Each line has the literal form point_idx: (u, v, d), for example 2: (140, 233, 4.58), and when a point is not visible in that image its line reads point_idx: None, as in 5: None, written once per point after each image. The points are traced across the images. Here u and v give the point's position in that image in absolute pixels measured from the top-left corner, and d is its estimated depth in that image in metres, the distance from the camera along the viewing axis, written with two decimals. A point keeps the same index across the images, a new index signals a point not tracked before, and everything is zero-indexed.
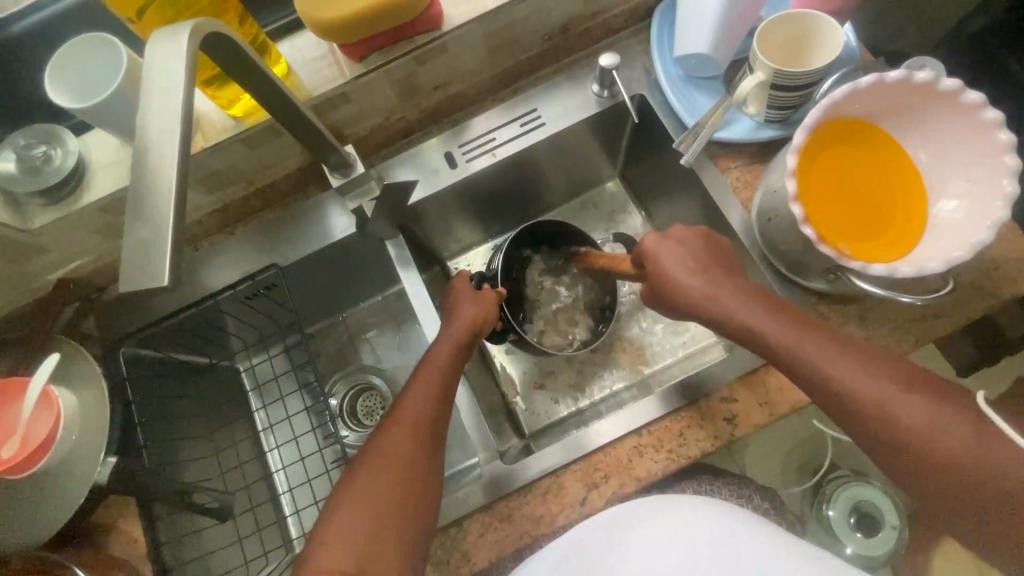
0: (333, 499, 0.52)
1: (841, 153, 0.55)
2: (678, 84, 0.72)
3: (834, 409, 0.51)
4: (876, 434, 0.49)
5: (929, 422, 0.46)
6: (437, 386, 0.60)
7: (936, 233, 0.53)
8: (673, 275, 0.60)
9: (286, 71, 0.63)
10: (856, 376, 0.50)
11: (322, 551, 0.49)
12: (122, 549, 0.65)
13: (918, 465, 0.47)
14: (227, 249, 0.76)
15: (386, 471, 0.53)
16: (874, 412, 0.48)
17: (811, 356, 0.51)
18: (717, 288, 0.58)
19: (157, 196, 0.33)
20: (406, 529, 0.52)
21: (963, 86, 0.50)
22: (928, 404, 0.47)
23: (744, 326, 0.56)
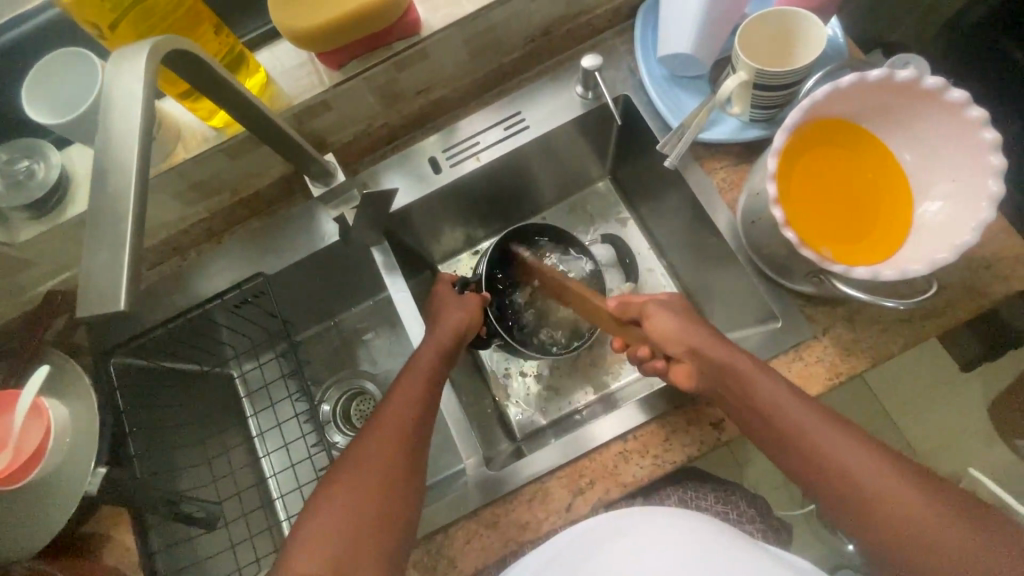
0: (313, 504, 0.52)
1: (822, 156, 0.54)
2: (662, 84, 0.71)
3: (792, 459, 0.51)
4: (829, 486, 0.49)
5: (881, 483, 0.47)
6: (420, 392, 0.60)
7: (921, 235, 0.52)
8: (658, 317, 0.63)
9: (264, 81, 0.63)
10: (814, 422, 0.51)
11: (299, 554, 0.49)
12: (115, 559, 0.67)
13: (862, 518, 0.47)
14: (215, 258, 0.76)
15: (367, 476, 0.53)
16: (830, 466, 0.49)
17: (775, 397, 0.53)
18: (699, 333, 0.60)
19: (117, 220, 0.33)
20: (387, 536, 0.52)
21: (947, 84, 0.48)
22: (887, 466, 0.47)
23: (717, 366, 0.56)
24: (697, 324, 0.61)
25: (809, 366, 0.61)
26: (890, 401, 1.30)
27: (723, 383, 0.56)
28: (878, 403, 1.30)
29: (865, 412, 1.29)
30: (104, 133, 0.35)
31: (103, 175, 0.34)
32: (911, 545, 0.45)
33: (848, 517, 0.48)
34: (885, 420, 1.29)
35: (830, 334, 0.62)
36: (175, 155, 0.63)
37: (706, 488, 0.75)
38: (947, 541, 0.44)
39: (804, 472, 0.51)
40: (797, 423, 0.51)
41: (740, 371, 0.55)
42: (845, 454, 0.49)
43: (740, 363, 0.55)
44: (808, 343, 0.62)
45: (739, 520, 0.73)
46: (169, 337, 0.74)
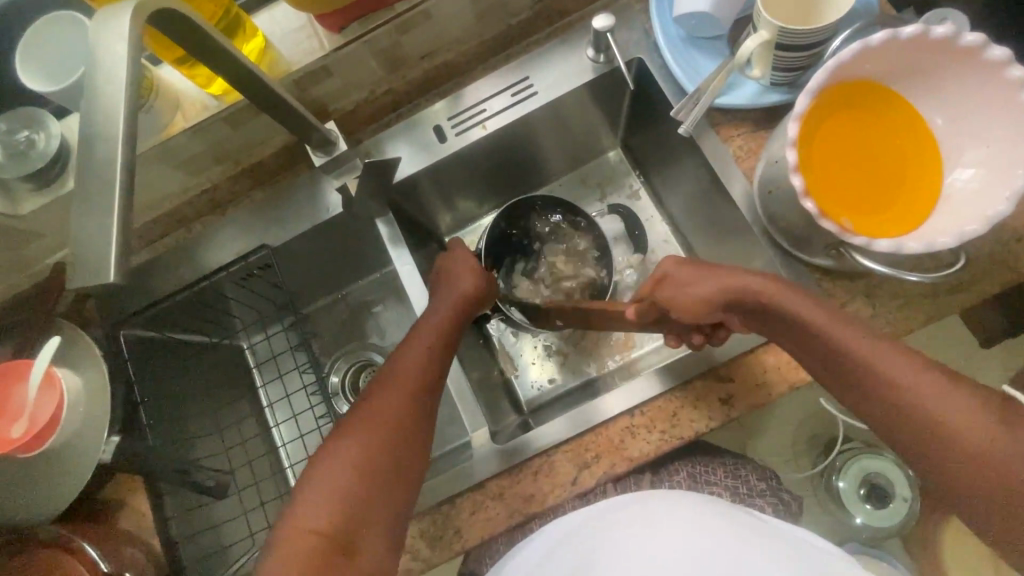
0: (317, 459, 0.51)
1: (849, 120, 0.51)
2: (678, 46, 0.67)
3: (807, 349, 0.50)
4: (912, 427, 0.45)
5: (898, 370, 0.46)
6: (432, 354, 0.60)
7: (950, 205, 0.49)
8: (677, 293, 0.58)
9: (263, 44, 0.61)
10: (873, 349, 0.47)
11: (302, 508, 0.49)
12: (132, 523, 0.69)
13: (930, 442, 0.45)
14: (220, 230, 0.75)
15: (376, 433, 0.53)
16: (893, 390, 0.46)
17: (828, 327, 0.48)
18: (727, 280, 0.54)
19: (103, 188, 0.32)
20: (394, 497, 0.52)
21: (987, 41, 0.45)
22: (957, 392, 0.45)
23: (773, 300, 0.51)
24: (729, 275, 0.55)
25: None
26: None
27: (749, 311, 0.54)
28: None
29: None
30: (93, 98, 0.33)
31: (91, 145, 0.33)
32: (923, 430, 0.45)
33: (896, 427, 0.47)
34: None
35: (847, 308, 0.60)
36: (174, 125, 0.63)
37: (718, 463, 0.74)
38: (963, 428, 0.44)
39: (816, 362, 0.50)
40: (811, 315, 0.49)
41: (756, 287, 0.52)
42: (859, 347, 0.47)
43: (761, 284, 0.52)
44: None
45: (750, 494, 0.73)
46: (179, 309, 0.75)
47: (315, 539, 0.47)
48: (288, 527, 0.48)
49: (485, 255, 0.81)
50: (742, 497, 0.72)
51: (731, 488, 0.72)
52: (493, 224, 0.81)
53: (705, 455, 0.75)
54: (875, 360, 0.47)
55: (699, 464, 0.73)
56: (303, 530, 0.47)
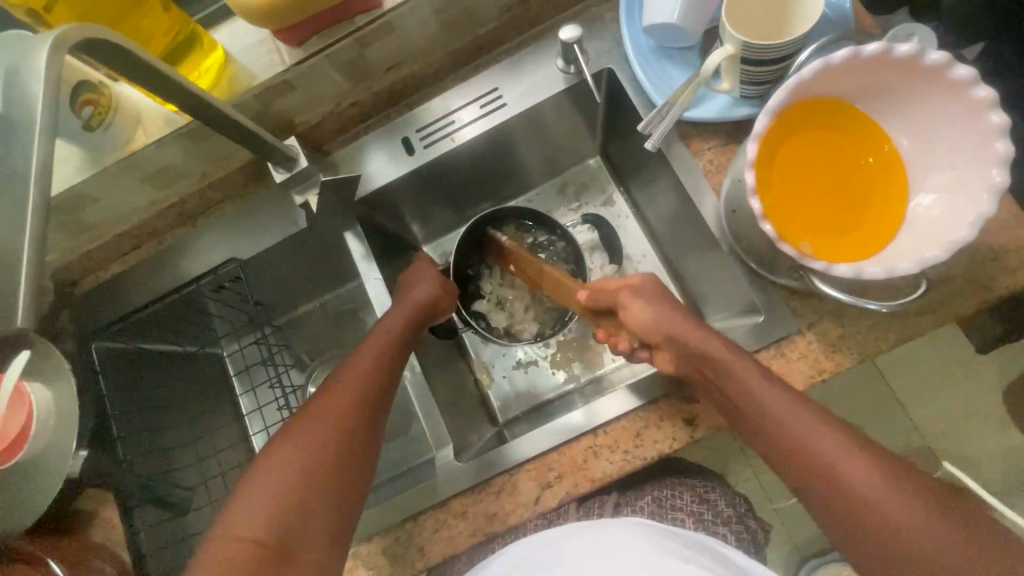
0: (258, 464, 0.51)
1: (811, 139, 0.49)
2: (648, 56, 0.66)
3: (759, 440, 0.50)
4: (821, 493, 0.46)
5: (839, 457, 0.45)
6: (383, 361, 0.60)
7: (913, 229, 0.47)
8: (629, 304, 0.61)
9: (224, 59, 0.60)
10: (789, 414, 0.48)
11: (238, 516, 0.48)
12: (102, 536, 0.67)
13: (839, 509, 0.45)
14: (190, 242, 0.75)
15: (319, 440, 0.52)
16: (807, 455, 0.46)
17: (752, 386, 0.50)
18: (673, 316, 0.57)
19: (16, 230, 0.31)
20: (336, 504, 0.51)
21: (952, 59, 0.43)
22: (867, 460, 0.45)
23: (706, 350, 0.53)
24: (673, 311, 0.58)
25: (791, 362, 0.58)
26: (900, 383, 1.25)
27: (692, 358, 0.55)
28: (888, 385, 1.25)
29: (874, 393, 1.24)
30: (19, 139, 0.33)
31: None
32: (855, 515, 0.44)
33: (812, 494, 0.46)
34: (893, 403, 1.24)
35: (815, 329, 0.59)
36: (136, 142, 0.62)
37: (685, 487, 0.74)
38: (870, 498, 0.43)
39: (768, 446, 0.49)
40: (761, 397, 0.50)
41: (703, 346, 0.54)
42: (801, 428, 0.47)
43: (708, 344, 0.54)
44: (791, 338, 0.59)
45: (715, 520, 0.73)
46: (151, 322, 0.75)
47: (248, 546, 0.46)
48: (222, 534, 0.47)
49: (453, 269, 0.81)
50: (706, 523, 0.72)
51: (697, 515, 0.72)
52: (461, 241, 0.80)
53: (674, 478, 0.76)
54: (789, 422, 0.48)
55: (666, 487, 0.74)
56: (237, 536, 0.47)
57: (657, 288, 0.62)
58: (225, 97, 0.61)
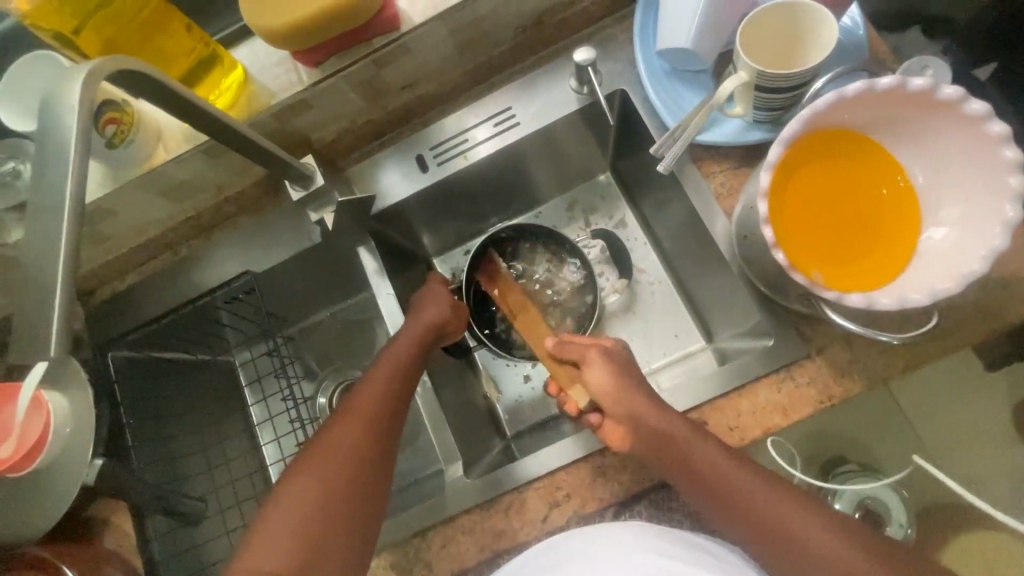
0: (274, 498, 0.52)
1: (822, 168, 0.50)
2: (662, 79, 0.67)
3: (739, 529, 0.52)
4: (769, 541, 0.50)
5: (811, 533, 0.49)
6: (394, 383, 0.62)
7: (924, 259, 0.47)
8: (592, 367, 0.63)
9: (243, 77, 0.62)
10: (729, 470, 0.52)
11: (257, 551, 0.49)
12: (115, 542, 0.70)
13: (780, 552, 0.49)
14: (206, 254, 0.76)
15: (334, 468, 0.53)
16: (749, 508, 0.51)
17: (696, 449, 0.54)
18: (629, 392, 0.59)
19: None
20: (352, 527, 0.53)
21: (966, 95, 0.43)
22: (803, 511, 0.50)
23: (652, 424, 0.56)
24: (630, 383, 0.60)
25: (800, 386, 0.59)
26: (907, 399, 1.25)
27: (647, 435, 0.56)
28: (895, 401, 1.24)
29: (881, 409, 1.24)
30: (65, 175, 0.35)
31: (56, 215, 0.35)
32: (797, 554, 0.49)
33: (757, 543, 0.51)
34: (900, 420, 1.24)
35: (825, 353, 0.59)
36: (156, 157, 0.64)
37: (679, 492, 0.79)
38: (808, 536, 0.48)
39: (746, 533, 0.51)
40: (733, 485, 0.52)
41: (673, 430, 0.55)
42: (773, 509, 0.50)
43: (666, 421, 0.56)
44: (800, 362, 0.59)
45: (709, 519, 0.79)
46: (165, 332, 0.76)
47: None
48: (243, 565, 0.48)
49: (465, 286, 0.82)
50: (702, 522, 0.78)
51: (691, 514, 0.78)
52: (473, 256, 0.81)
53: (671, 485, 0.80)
54: (730, 477, 0.52)
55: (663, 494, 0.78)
56: (257, 568, 0.48)
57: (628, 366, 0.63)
58: (243, 115, 0.63)
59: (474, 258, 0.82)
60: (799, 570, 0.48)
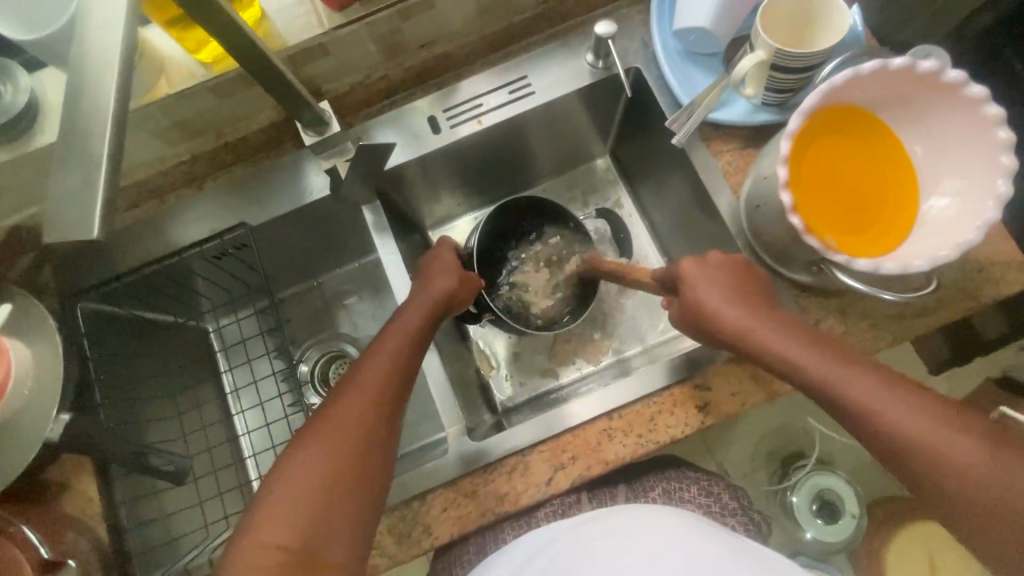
0: (276, 472, 0.49)
1: (835, 143, 0.53)
2: (676, 59, 0.69)
3: (874, 442, 0.47)
4: (901, 460, 0.46)
5: (955, 447, 0.44)
6: (401, 356, 0.59)
7: (924, 230, 0.51)
8: (701, 295, 0.58)
9: (258, 15, 0.57)
10: (849, 384, 0.48)
11: (261, 525, 0.46)
12: (77, 509, 0.62)
13: (915, 470, 0.45)
14: (195, 204, 0.72)
15: (338, 443, 0.51)
16: (870, 423, 0.47)
17: (806, 363, 0.51)
18: (749, 317, 0.55)
19: (90, 141, 0.29)
20: (360, 506, 0.50)
21: (968, 79, 0.48)
22: (937, 426, 0.45)
23: (765, 349, 0.53)
24: (759, 313, 0.56)
25: None
26: None
27: (761, 359, 0.54)
28: None
29: None
30: (81, 43, 0.31)
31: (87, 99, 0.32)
32: (933, 472, 0.44)
33: (886, 458, 0.47)
34: None
35: (821, 325, 0.62)
36: (158, 90, 0.60)
37: (691, 481, 0.79)
38: (943, 454, 0.44)
39: (872, 443, 0.48)
40: (864, 408, 0.47)
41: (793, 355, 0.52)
42: (898, 419, 0.46)
43: (779, 345, 0.53)
44: None
45: (721, 512, 0.77)
46: (144, 285, 0.70)
47: (278, 553, 0.45)
48: (248, 538, 0.46)
49: (476, 256, 0.81)
50: (714, 515, 0.77)
51: (703, 506, 0.77)
52: (482, 227, 0.81)
53: (684, 471, 0.80)
54: (850, 392, 0.48)
55: (674, 481, 0.79)
56: (263, 542, 0.45)
57: (744, 282, 0.58)
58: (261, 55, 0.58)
59: (487, 228, 0.82)
60: (938, 485, 0.44)
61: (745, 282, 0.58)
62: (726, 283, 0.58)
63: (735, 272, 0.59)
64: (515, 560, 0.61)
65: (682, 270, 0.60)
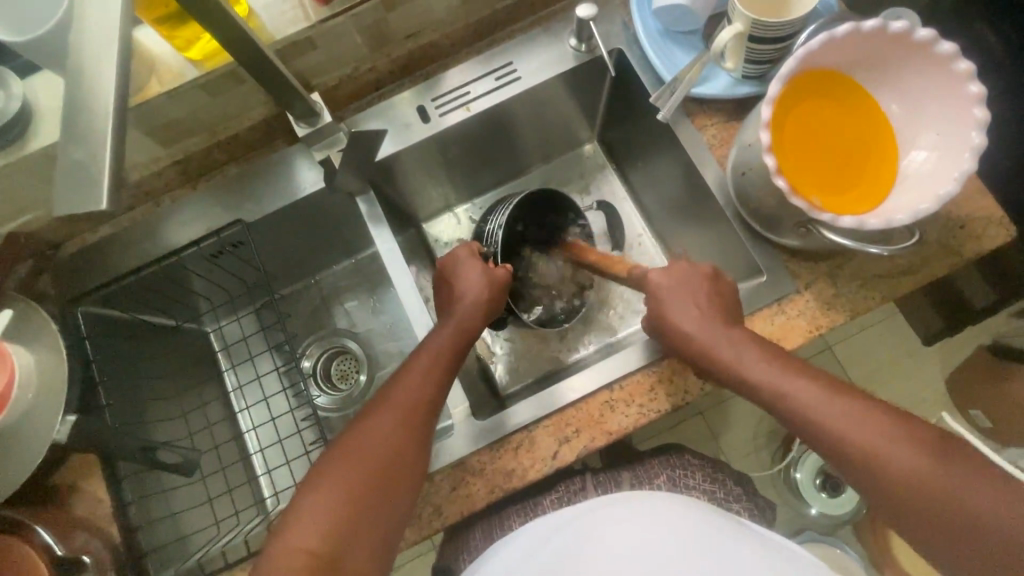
0: (306, 488, 0.50)
1: (815, 107, 0.54)
2: (657, 39, 0.71)
3: (832, 456, 0.51)
4: (873, 482, 0.48)
5: (885, 445, 0.48)
6: (434, 379, 0.58)
7: (905, 185, 0.53)
8: (672, 310, 0.61)
9: (247, 10, 0.59)
10: (818, 406, 0.51)
11: (290, 535, 0.47)
12: (87, 511, 0.62)
13: (888, 490, 0.47)
14: (188, 204, 0.72)
15: (368, 466, 0.51)
16: (843, 445, 0.50)
17: (779, 385, 0.54)
18: (720, 333, 0.58)
19: (94, 120, 0.30)
20: (382, 524, 0.50)
21: (938, 36, 0.49)
22: (905, 446, 0.47)
23: (739, 371, 0.56)
24: (727, 323, 0.59)
25: (792, 318, 0.63)
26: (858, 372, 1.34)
27: (738, 381, 0.56)
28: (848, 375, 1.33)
29: None
30: (75, 30, 0.32)
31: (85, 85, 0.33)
32: (907, 494, 0.47)
33: (857, 480, 0.50)
34: None
35: (811, 288, 0.64)
36: (149, 89, 0.60)
37: (697, 468, 0.79)
38: (911, 473, 0.46)
39: (846, 469, 0.50)
40: (836, 430, 0.50)
41: (753, 370, 0.55)
42: (869, 438, 0.49)
43: (757, 368, 0.55)
44: (790, 297, 0.64)
45: (726, 497, 0.78)
46: (142, 287, 0.70)
47: (304, 562, 0.46)
48: (277, 547, 0.47)
49: (500, 253, 0.79)
50: (719, 501, 0.77)
51: (710, 494, 0.78)
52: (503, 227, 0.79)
53: (683, 459, 0.80)
54: (822, 415, 0.51)
55: (679, 468, 0.79)
56: (290, 545, 0.46)
57: (714, 285, 0.62)
58: (266, 39, 0.60)
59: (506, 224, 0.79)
60: (909, 505, 0.47)
61: (715, 284, 0.62)
62: (701, 291, 0.61)
63: (702, 290, 0.62)
64: (520, 552, 0.60)
65: (653, 280, 0.64)
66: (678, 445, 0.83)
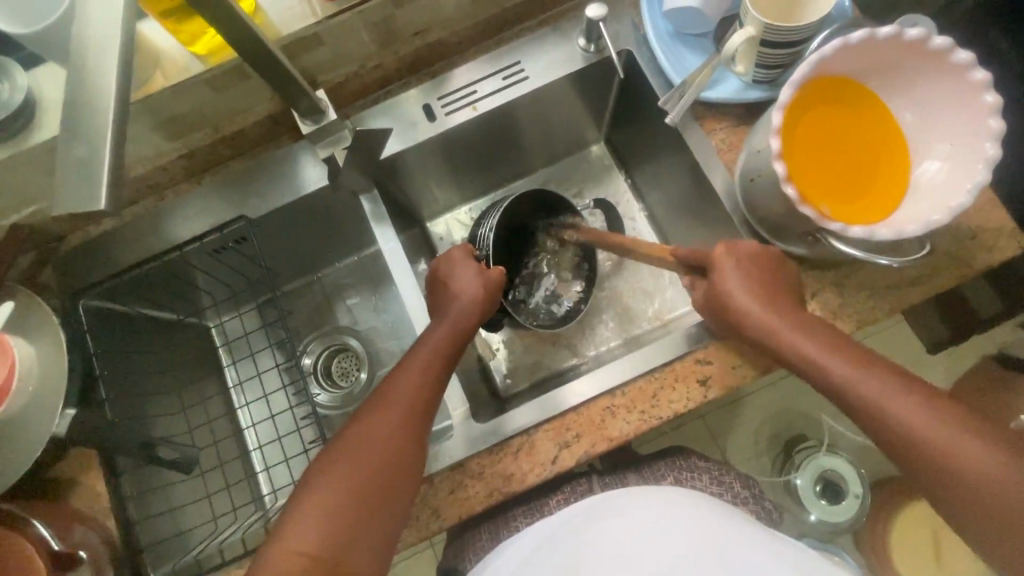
0: (306, 485, 0.50)
1: (827, 113, 0.53)
2: (667, 41, 0.70)
3: (890, 446, 0.50)
4: (931, 473, 0.47)
5: (950, 439, 0.46)
6: (433, 378, 0.58)
7: (917, 195, 0.52)
8: (729, 285, 0.59)
9: (254, 6, 0.57)
10: (883, 393, 0.49)
11: (293, 532, 0.47)
12: (85, 504, 0.62)
13: (946, 482, 0.46)
14: (191, 200, 0.72)
15: (371, 464, 0.51)
16: (905, 434, 0.48)
17: (842, 370, 0.52)
18: (778, 316, 0.56)
19: (94, 118, 0.30)
20: (383, 523, 0.50)
21: (954, 45, 0.48)
22: (970, 439, 0.46)
23: (799, 354, 0.54)
24: (784, 306, 0.57)
25: None
26: None
27: (797, 364, 0.54)
28: None
29: None
30: (77, 22, 0.31)
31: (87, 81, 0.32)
32: (966, 487, 0.46)
33: (913, 471, 0.49)
34: None
35: (818, 297, 0.63)
36: (153, 83, 0.60)
37: (702, 470, 0.79)
38: (974, 466, 0.45)
39: (903, 459, 0.49)
40: (900, 418, 0.48)
41: (815, 354, 0.53)
42: (932, 429, 0.47)
43: (818, 352, 0.53)
44: None
45: (732, 500, 0.78)
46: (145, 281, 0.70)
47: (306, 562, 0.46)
48: (280, 546, 0.47)
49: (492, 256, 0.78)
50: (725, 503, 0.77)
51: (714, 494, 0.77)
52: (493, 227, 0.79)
53: (687, 462, 0.80)
54: (887, 403, 0.49)
55: (685, 471, 0.78)
56: (290, 548, 0.46)
57: (768, 265, 0.60)
58: (271, 34, 0.59)
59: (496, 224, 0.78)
60: (966, 497, 0.46)
61: (768, 264, 0.60)
62: (757, 270, 0.59)
63: (759, 267, 0.59)
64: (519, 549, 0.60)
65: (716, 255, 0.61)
66: (682, 448, 0.83)
